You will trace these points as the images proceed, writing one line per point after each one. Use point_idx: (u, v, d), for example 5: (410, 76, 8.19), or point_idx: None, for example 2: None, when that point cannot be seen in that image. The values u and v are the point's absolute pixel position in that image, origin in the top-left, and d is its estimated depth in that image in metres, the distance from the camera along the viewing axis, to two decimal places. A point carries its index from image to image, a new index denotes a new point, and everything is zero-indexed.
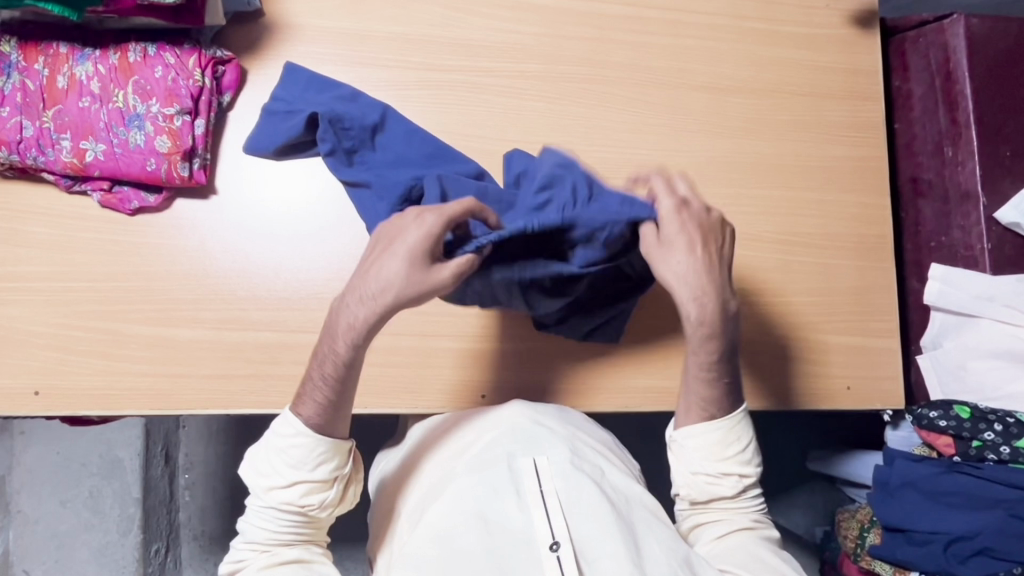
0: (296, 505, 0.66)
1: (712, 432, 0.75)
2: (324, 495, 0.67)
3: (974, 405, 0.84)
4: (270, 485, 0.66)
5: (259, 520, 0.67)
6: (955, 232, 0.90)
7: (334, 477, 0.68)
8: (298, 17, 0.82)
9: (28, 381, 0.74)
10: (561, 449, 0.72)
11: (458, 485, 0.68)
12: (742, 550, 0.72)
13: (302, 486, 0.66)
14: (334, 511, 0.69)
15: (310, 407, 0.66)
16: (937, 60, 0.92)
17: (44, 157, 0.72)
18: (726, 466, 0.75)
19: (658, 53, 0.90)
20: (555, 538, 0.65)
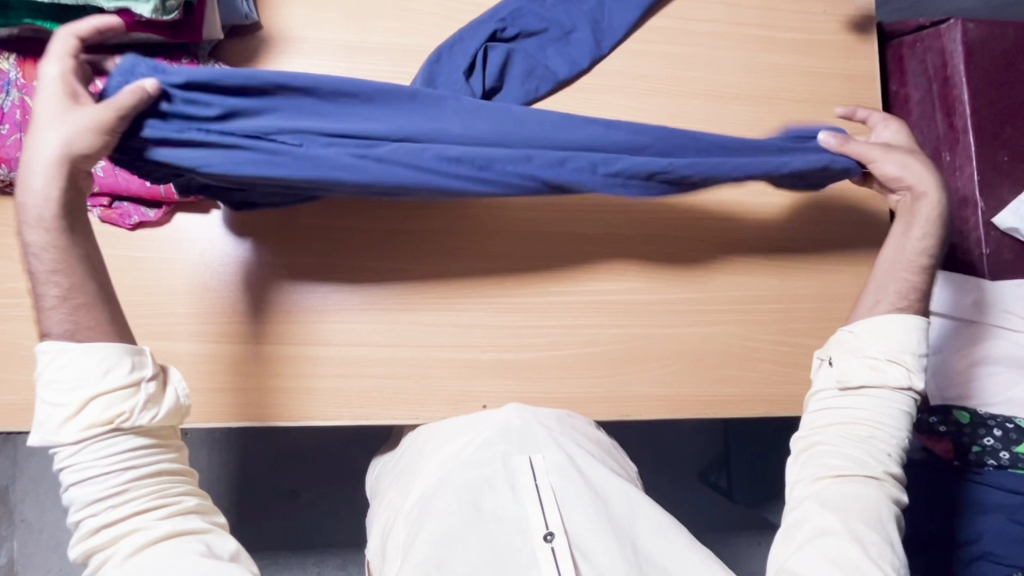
0: (101, 424, 0.60)
1: (890, 326, 0.75)
2: (129, 403, 0.61)
3: (972, 411, 0.85)
4: (65, 405, 0.59)
5: (85, 456, 0.59)
6: (954, 237, 0.90)
7: (139, 380, 0.62)
8: (297, 30, 0.82)
9: (31, 397, 0.75)
10: (557, 446, 0.73)
11: (456, 478, 0.70)
12: (854, 498, 0.69)
13: (98, 401, 0.60)
14: (150, 417, 0.61)
15: (50, 327, 0.61)
16: (935, 65, 0.92)
17: None
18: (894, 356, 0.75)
19: (657, 61, 0.90)
20: (549, 529, 0.66)
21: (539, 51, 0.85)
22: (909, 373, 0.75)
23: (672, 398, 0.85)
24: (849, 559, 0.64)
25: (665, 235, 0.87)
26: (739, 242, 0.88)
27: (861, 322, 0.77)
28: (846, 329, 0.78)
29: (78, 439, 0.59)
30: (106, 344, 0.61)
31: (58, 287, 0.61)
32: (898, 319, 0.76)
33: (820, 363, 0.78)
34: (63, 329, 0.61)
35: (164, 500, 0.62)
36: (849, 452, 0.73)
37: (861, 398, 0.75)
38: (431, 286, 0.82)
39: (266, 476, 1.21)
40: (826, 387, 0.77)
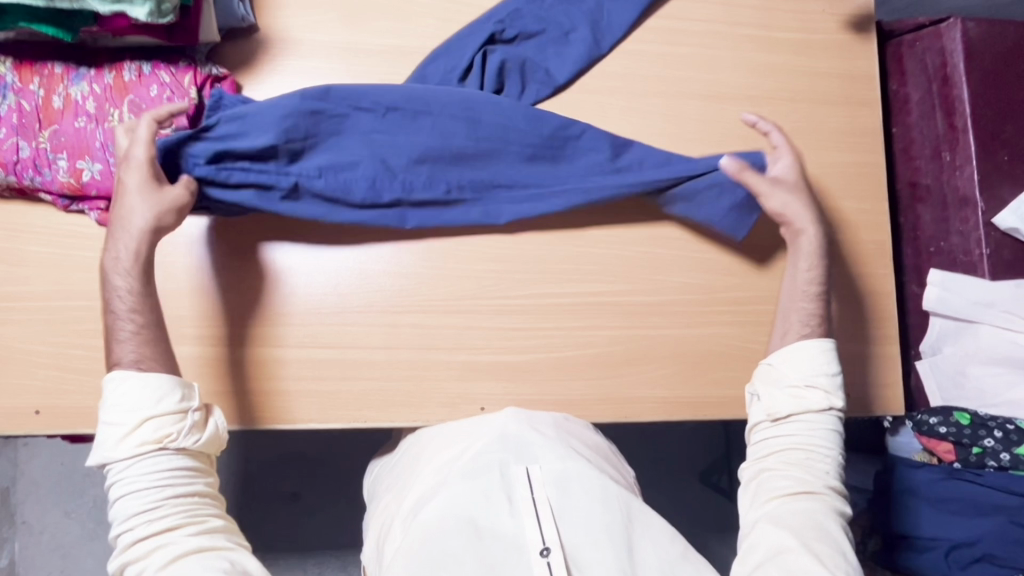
0: (150, 442, 0.65)
1: (800, 354, 0.78)
2: (178, 426, 0.66)
3: (973, 412, 0.85)
4: (121, 425, 0.65)
5: (135, 471, 0.64)
6: (954, 237, 0.90)
7: (185, 408, 0.67)
8: (293, 32, 0.82)
9: (29, 400, 0.74)
10: (554, 453, 0.73)
11: (452, 489, 0.69)
12: (802, 515, 0.72)
13: (149, 423, 0.65)
14: (195, 441, 0.66)
15: (124, 355, 0.67)
16: (934, 65, 0.92)
17: (41, 177, 0.72)
18: (810, 381, 0.77)
19: (655, 61, 0.90)
20: (545, 543, 0.65)
21: (540, 52, 0.87)
22: (828, 395, 0.77)
23: (670, 399, 0.85)
24: (804, 569, 0.67)
25: (663, 236, 0.87)
26: (738, 243, 0.88)
27: (777, 353, 0.80)
28: (764, 361, 0.80)
29: (132, 454, 0.64)
30: (160, 375, 0.66)
31: (128, 324, 0.67)
32: (810, 346, 0.79)
33: (749, 398, 0.80)
34: (132, 358, 0.67)
35: (196, 518, 0.65)
36: (791, 474, 0.75)
37: (789, 426, 0.77)
38: (427, 287, 0.81)
39: (267, 478, 1.21)
40: (759, 421, 0.79)
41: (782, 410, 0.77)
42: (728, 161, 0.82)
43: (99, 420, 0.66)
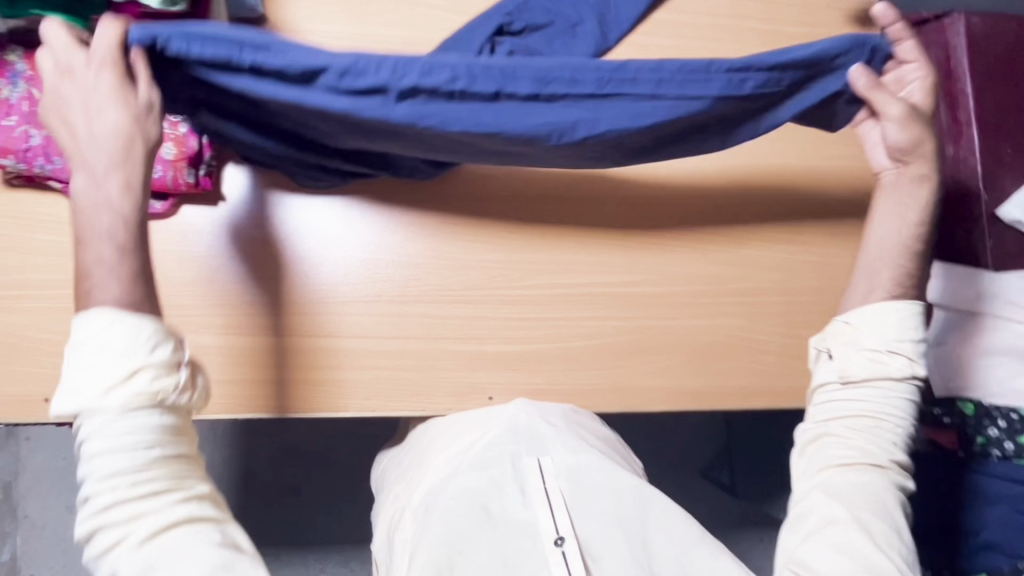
0: (143, 398, 0.52)
1: (884, 315, 0.70)
2: (176, 380, 0.54)
3: (976, 402, 0.85)
4: (101, 376, 0.52)
5: (111, 428, 0.51)
6: (958, 229, 0.90)
7: (179, 359, 0.55)
8: (302, 23, 0.82)
9: (38, 388, 0.74)
10: (564, 445, 0.73)
11: (464, 479, 0.69)
12: (862, 487, 0.65)
13: (142, 373, 0.52)
14: (190, 400, 0.56)
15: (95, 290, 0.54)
16: (938, 59, 0.93)
17: (52, 165, 0.72)
18: (891, 346, 0.69)
19: (661, 53, 0.90)
20: (560, 533, 0.65)
21: (547, 44, 0.85)
22: (911, 362, 0.69)
23: (677, 389, 0.85)
24: (859, 544, 0.61)
25: (669, 227, 0.87)
26: (744, 235, 0.89)
27: (856, 312, 0.72)
28: (840, 319, 0.72)
29: (118, 409, 0.51)
30: (138, 317, 0.54)
31: (108, 252, 0.56)
32: (892, 308, 0.70)
33: (818, 355, 0.73)
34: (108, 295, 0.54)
35: (189, 488, 0.54)
36: (853, 441, 0.68)
37: (862, 391, 0.69)
38: (438, 277, 0.82)
39: (270, 471, 1.21)
40: (827, 382, 0.71)
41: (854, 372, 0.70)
42: (859, 70, 0.72)
43: (64, 364, 0.53)
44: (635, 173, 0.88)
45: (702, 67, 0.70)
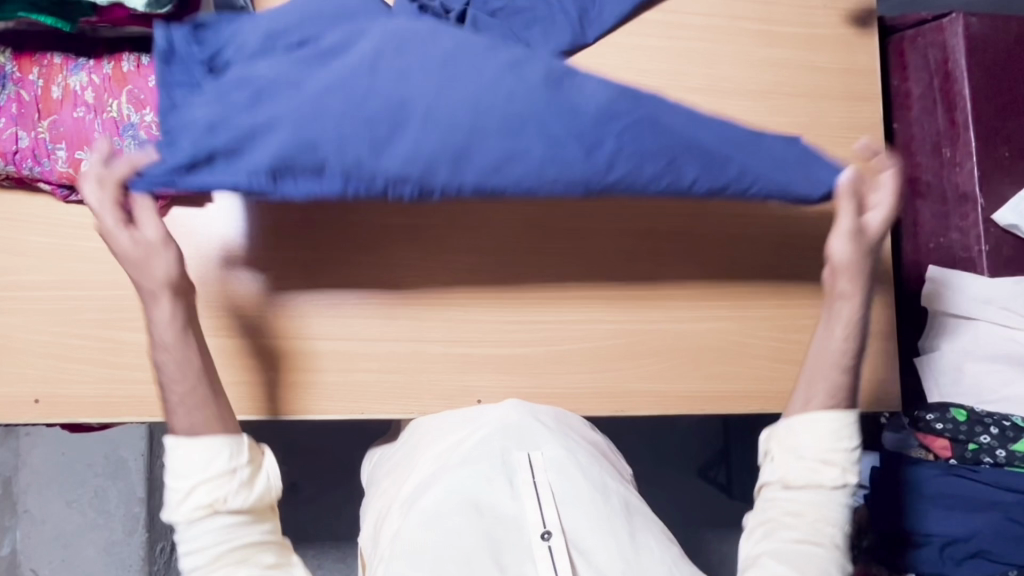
0: (205, 506, 0.62)
1: (816, 427, 0.67)
2: (227, 491, 0.62)
3: (970, 409, 0.85)
4: (175, 490, 0.62)
5: (193, 532, 0.62)
6: (953, 233, 0.90)
7: (232, 467, 0.63)
8: None
9: (30, 389, 0.75)
10: (555, 442, 0.73)
11: (452, 475, 0.69)
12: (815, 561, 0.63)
13: (201, 489, 0.62)
14: (245, 500, 0.63)
15: (177, 423, 0.64)
16: (936, 60, 0.92)
17: (40, 167, 0.72)
18: (826, 456, 0.66)
19: (654, 55, 0.90)
20: (546, 527, 0.65)
21: (524, 28, 0.85)
22: (845, 471, 0.66)
23: (667, 393, 0.85)
24: None
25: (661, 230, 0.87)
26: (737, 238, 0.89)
27: (800, 417, 0.69)
28: (782, 423, 0.69)
29: (189, 518, 0.62)
30: (205, 439, 0.63)
31: (177, 387, 0.64)
32: (830, 419, 0.67)
33: (762, 457, 0.71)
34: (188, 424, 0.64)
35: (248, 558, 0.62)
36: (803, 527, 0.65)
37: (802, 496, 0.67)
38: (427, 279, 0.82)
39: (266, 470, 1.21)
40: (769, 482, 0.69)
41: (795, 469, 0.67)
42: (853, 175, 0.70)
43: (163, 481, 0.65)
44: None
45: (663, 166, 0.66)
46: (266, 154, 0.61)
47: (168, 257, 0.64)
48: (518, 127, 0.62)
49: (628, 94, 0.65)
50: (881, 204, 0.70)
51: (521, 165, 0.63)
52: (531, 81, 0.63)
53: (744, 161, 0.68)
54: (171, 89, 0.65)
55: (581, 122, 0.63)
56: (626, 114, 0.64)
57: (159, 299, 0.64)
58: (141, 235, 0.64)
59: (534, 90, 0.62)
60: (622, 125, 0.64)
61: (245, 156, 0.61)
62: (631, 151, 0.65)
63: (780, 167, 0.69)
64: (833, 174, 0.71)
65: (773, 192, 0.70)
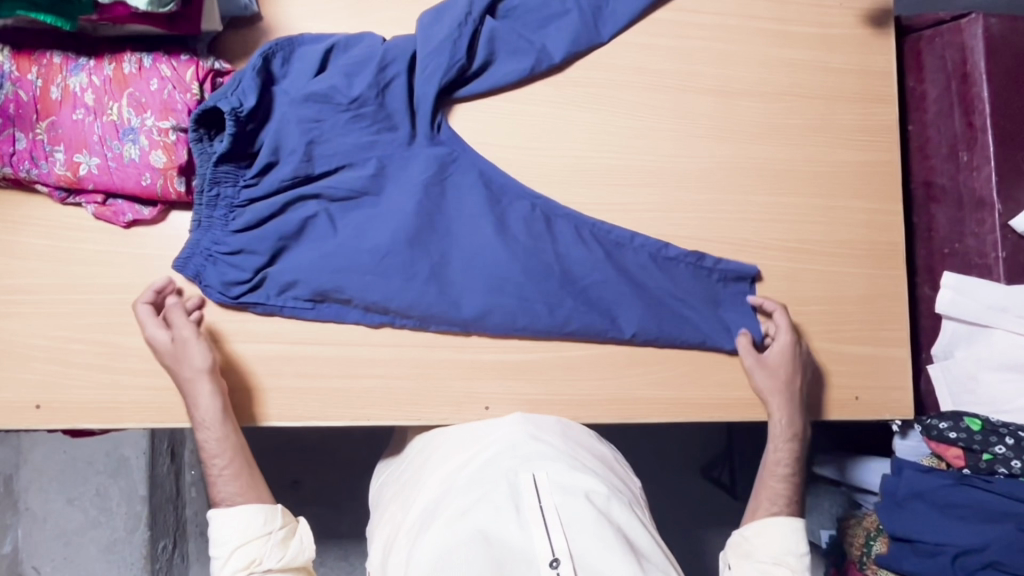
0: (242, 567, 0.69)
1: (769, 531, 0.78)
2: (263, 553, 0.70)
3: (985, 418, 0.83)
4: (215, 556, 0.70)
5: None
6: (969, 239, 0.89)
7: (269, 530, 0.71)
8: (296, 21, 0.80)
9: (29, 394, 0.74)
10: (560, 463, 0.71)
11: (460, 503, 0.68)
12: None
13: (238, 554, 0.70)
14: (281, 558, 0.71)
15: (221, 492, 0.72)
16: (954, 61, 0.90)
17: (37, 169, 0.71)
18: (778, 557, 0.76)
19: (666, 55, 0.88)
20: (555, 554, 0.63)
21: (540, 27, 0.85)
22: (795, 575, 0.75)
23: (677, 401, 0.84)
24: None
25: (671, 235, 0.86)
26: (748, 243, 0.87)
27: (750, 525, 0.79)
28: (737, 533, 0.80)
29: None
30: (246, 505, 0.71)
31: (219, 462, 0.72)
32: (778, 525, 0.78)
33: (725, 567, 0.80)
34: (226, 494, 0.72)
35: None
36: None
37: None
38: None
39: (268, 467, 1.20)
40: None
41: None
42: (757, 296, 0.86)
43: None
44: (638, 179, 0.86)
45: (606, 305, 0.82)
46: (299, 270, 0.76)
47: (202, 352, 0.72)
48: (498, 274, 0.80)
49: (597, 244, 0.83)
50: (772, 368, 0.83)
51: (505, 310, 0.79)
52: (525, 244, 0.81)
53: (677, 310, 0.83)
54: (216, 185, 0.73)
55: (557, 281, 0.81)
56: (593, 272, 0.82)
57: (199, 389, 0.71)
58: (185, 342, 0.72)
59: (530, 248, 0.81)
60: (589, 280, 0.82)
61: (279, 267, 0.76)
62: (562, 312, 0.80)
63: (704, 298, 0.85)
64: (743, 323, 0.85)
65: (663, 335, 0.82)
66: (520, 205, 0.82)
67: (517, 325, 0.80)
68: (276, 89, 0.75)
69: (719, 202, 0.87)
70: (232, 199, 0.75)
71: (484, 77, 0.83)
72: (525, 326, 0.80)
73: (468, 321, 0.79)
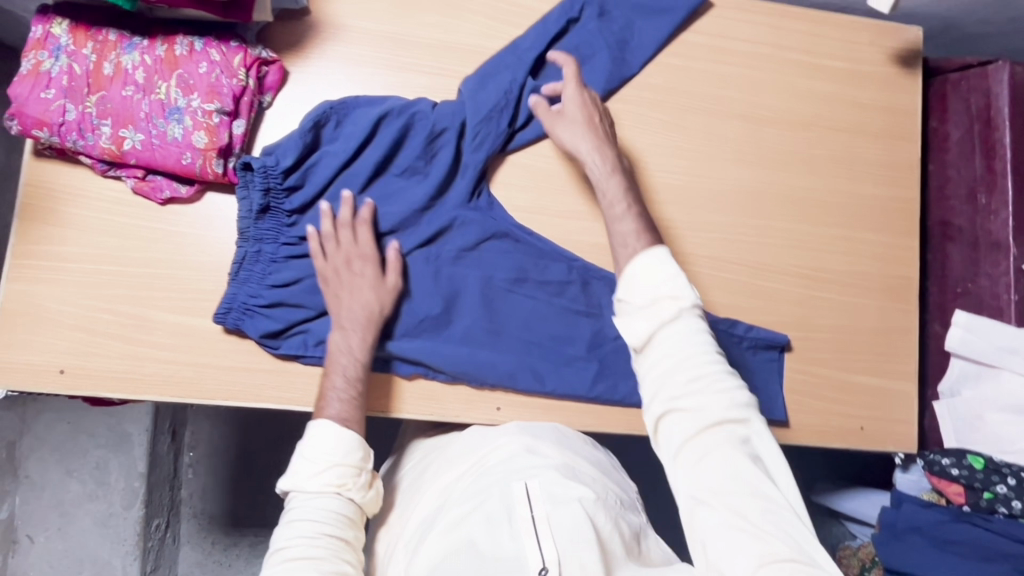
0: (333, 486, 0.69)
1: (649, 271, 0.65)
2: (355, 480, 0.70)
3: (988, 457, 0.84)
4: (312, 460, 0.69)
5: (312, 504, 0.68)
6: (982, 279, 0.90)
7: (365, 466, 0.71)
8: (343, 17, 0.83)
9: (54, 360, 0.75)
10: (551, 474, 0.71)
11: (455, 514, 0.69)
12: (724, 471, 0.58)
13: (335, 472, 0.69)
14: (364, 495, 0.71)
15: (330, 410, 0.72)
16: (978, 105, 0.92)
17: (83, 141, 0.72)
18: (659, 295, 0.64)
19: (699, 77, 0.90)
20: (544, 563, 0.61)
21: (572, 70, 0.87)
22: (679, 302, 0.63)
23: None
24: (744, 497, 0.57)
25: (691, 252, 0.88)
26: (765, 267, 0.89)
27: (629, 285, 0.66)
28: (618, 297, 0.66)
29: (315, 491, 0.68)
30: (353, 432, 0.71)
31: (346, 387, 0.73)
32: (649, 266, 0.65)
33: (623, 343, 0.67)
34: (340, 415, 0.72)
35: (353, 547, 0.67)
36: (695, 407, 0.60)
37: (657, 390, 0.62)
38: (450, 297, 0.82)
39: (267, 457, 1.34)
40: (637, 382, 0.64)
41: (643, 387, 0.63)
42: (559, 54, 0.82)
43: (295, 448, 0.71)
44: (663, 196, 0.88)
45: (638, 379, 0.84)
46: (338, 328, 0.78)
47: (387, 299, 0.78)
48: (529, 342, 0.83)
49: None
50: (567, 116, 0.79)
51: (532, 373, 0.82)
52: (554, 309, 0.84)
53: None
54: (258, 240, 0.77)
55: (583, 346, 0.84)
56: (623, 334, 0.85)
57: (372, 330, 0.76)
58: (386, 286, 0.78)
59: (559, 314, 0.84)
60: (618, 343, 0.85)
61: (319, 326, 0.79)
62: (592, 374, 0.83)
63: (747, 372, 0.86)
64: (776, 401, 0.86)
65: None
66: (555, 268, 0.84)
67: (547, 387, 0.82)
68: (320, 151, 0.79)
69: (742, 218, 0.89)
70: (272, 254, 0.78)
71: (532, 125, 0.84)
72: (554, 390, 0.82)
73: (498, 383, 0.81)
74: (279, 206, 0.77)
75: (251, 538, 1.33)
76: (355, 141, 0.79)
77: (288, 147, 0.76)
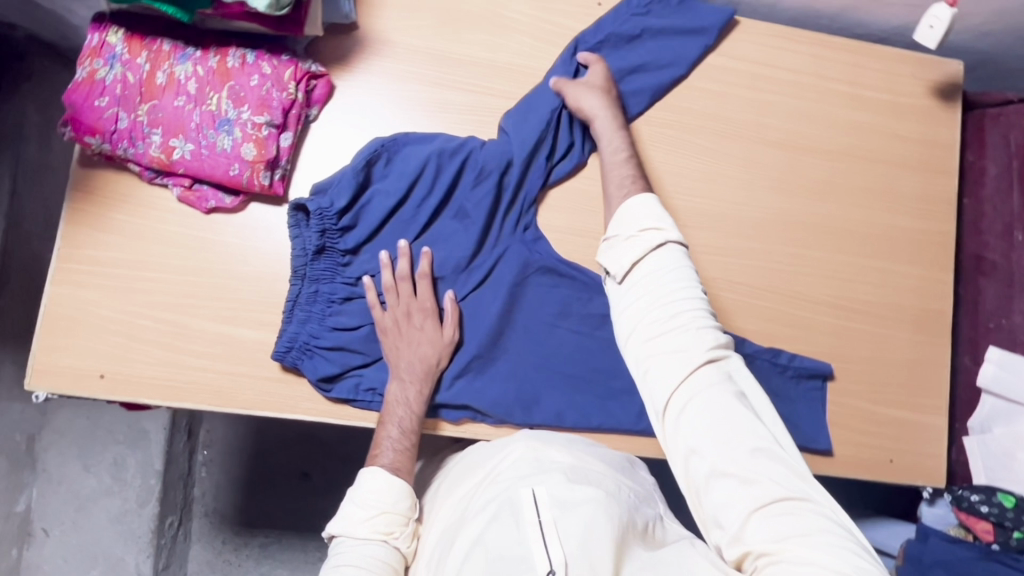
0: (380, 534, 0.71)
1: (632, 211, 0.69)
2: (401, 529, 0.72)
3: (1019, 496, 0.84)
4: (361, 506, 0.72)
5: (357, 551, 0.69)
6: (1016, 316, 0.89)
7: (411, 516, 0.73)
8: (390, 33, 0.83)
9: (95, 364, 0.75)
10: (558, 475, 0.68)
11: (471, 525, 0.66)
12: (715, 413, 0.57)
13: (383, 518, 0.71)
14: (408, 545, 0.72)
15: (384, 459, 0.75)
16: (1017, 142, 0.91)
17: (134, 149, 0.73)
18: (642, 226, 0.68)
19: (739, 104, 0.90)
20: (550, 565, 0.58)
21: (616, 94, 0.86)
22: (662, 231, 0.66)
23: None
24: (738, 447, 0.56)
25: (727, 279, 0.88)
26: (799, 296, 0.89)
27: (617, 224, 0.70)
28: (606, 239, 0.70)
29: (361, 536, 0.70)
30: (400, 481, 0.74)
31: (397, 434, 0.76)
32: (636, 209, 0.70)
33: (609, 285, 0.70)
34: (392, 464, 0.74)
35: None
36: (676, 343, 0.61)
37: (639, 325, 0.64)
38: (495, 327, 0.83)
39: (280, 457, 1.35)
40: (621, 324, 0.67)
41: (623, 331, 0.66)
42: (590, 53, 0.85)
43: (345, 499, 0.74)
44: (700, 221, 0.88)
45: None
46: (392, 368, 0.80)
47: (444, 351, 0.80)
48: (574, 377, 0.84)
49: None
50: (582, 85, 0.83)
51: (576, 407, 0.83)
52: (598, 343, 0.85)
53: None
54: (315, 281, 0.78)
55: (626, 377, 0.84)
56: None
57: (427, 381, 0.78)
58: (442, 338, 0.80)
59: (602, 346, 0.85)
60: None
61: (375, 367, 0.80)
62: (636, 408, 0.84)
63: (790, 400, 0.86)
64: (815, 428, 0.86)
65: None
66: (598, 300, 0.85)
67: (593, 423, 0.82)
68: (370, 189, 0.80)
69: (779, 247, 0.89)
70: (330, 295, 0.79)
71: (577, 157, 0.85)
72: (600, 424, 0.82)
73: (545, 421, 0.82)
74: (334, 247, 0.78)
75: (262, 539, 1.34)
76: (403, 181, 0.80)
77: (341, 188, 0.77)
